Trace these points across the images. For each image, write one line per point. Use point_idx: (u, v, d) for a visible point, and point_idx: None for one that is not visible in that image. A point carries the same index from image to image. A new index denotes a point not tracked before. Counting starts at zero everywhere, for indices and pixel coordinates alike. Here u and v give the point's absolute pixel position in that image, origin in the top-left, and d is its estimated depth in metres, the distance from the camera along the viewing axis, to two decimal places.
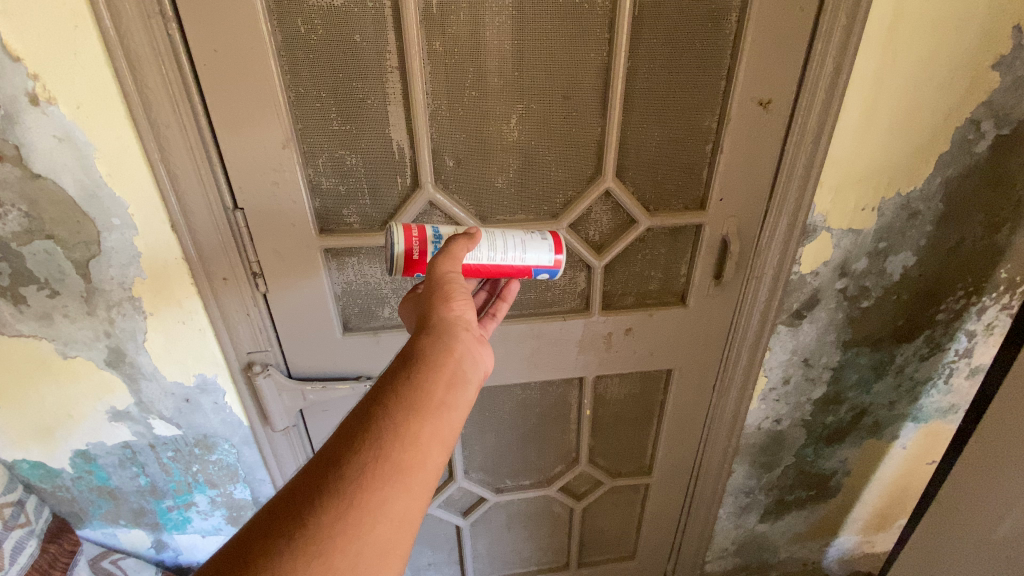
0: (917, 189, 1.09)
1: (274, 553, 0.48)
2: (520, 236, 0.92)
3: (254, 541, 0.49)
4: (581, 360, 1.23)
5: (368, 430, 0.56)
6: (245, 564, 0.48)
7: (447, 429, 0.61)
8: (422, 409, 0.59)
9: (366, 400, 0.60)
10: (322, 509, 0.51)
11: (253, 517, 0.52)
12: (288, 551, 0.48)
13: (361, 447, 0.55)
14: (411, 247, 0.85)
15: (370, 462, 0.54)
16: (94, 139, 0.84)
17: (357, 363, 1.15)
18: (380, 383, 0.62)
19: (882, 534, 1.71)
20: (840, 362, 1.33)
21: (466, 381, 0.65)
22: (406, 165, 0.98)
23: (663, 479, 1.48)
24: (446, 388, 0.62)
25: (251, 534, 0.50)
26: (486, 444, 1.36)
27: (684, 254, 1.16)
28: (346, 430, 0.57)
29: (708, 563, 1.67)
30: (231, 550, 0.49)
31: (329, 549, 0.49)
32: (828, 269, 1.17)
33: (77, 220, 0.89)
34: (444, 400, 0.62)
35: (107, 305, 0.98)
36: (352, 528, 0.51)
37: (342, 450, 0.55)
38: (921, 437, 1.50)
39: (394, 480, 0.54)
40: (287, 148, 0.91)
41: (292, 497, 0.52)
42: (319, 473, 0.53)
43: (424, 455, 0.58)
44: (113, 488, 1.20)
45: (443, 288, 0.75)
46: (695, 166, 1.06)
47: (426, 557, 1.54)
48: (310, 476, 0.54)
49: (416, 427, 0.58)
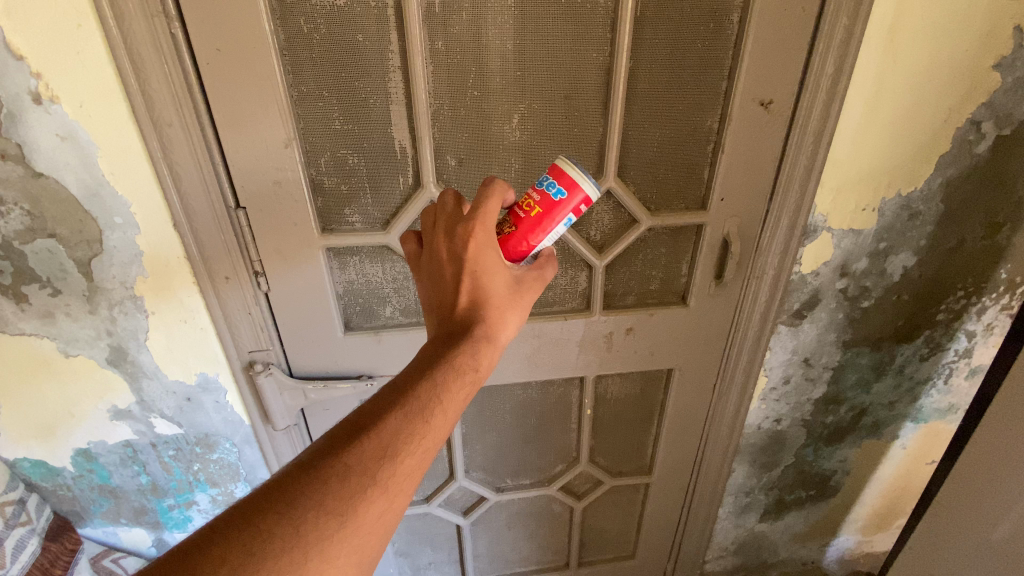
0: (917, 190, 1.09)
1: (323, 530, 0.53)
2: None
3: (304, 510, 0.53)
4: (582, 360, 1.23)
5: (425, 436, 0.60)
6: (295, 532, 0.52)
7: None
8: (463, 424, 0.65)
9: (421, 395, 0.63)
10: (370, 502, 0.55)
11: (299, 481, 0.55)
12: (334, 533, 0.53)
13: (415, 449, 0.59)
14: (579, 201, 0.77)
15: (416, 466, 0.59)
16: (97, 138, 0.84)
17: (358, 362, 1.15)
18: (437, 379, 0.65)
19: (882, 533, 1.72)
20: (840, 362, 1.33)
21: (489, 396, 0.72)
22: (407, 164, 0.98)
23: (663, 479, 1.48)
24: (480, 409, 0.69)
25: (300, 499, 0.53)
26: (487, 443, 1.36)
27: (684, 254, 1.17)
28: (403, 424, 0.60)
29: (708, 562, 1.67)
30: (283, 513, 0.52)
31: (366, 540, 0.55)
32: (828, 270, 1.18)
33: (79, 219, 0.89)
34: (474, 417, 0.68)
35: (109, 303, 0.98)
36: (386, 524, 0.57)
37: (395, 445, 0.58)
38: (921, 437, 1.50)
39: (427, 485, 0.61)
40: (289, 147, 0.91)
41: (346, 477, 0.55)
42: (373, 464, 0.57)
43: None
44: (114, 487, 1.21)
45: (512, 299, 0.76)
46: (696, 166, 1.06)
47: (426, 556, 1.54)
48: (365, 462, 0.57)
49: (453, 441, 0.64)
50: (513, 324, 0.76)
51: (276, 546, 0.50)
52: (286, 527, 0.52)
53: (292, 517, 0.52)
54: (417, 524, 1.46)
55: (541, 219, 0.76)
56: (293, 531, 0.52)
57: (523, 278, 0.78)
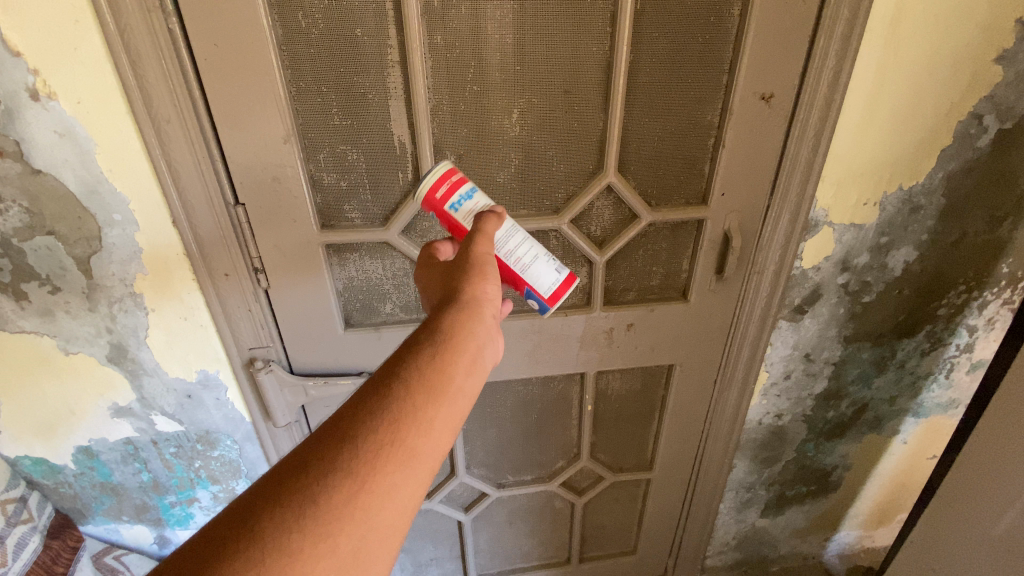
0: (918, 184, 1.09)
1: (282, 524, 0.49)
2: (541, 249, 0.86)
3: (262, 506, 0.50)
4: (583, 356, 1.23)
5: (387, 412, 0.56)
6: (253, 529, 0.48)
7: (459, 418, 0.61)
8: (441, 394, 0.59)
9: (385, 373, 0.60)
10: (332, 489, 0.51)
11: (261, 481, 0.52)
12: (294, 526, 0.49)
13: (378, 426, 0.55)
14: (438, 189, 0.83)
15: (384, 445, 0.54)
16: (95, 135, 0.83)
17: (358, 359, 1.15)
18: (402, 357, 0.62)
19: (882, 528, 1.72)
20: (841, 356, 1.33)
21: (483, 369, 0.66)
22: (407, 160, 0.98)
23: (663, 474, 1.49)
24: (466, 374, 0.62)
25: (260, 496, 0.51)
26: (488, 440, 1.36)
27: (685, 249, 1.16)
28: (362, 403, 0.57)
29: (708, 558, 1.67)
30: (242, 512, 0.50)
31: (333, 531, 0.50)
32: (829, 265, 1.17)
33: (78, 216, 0.89)
34: (462, 386, 0.61)
35: (108, 301, 0.98)
36: (360, 512, 0.52)
37: (355, 426, 0.55)
38: (921, 432, 1.50)
39: (404, 466, 0.55)
40: (287, 143, 0.91)
41: (304, 467, 0.52)
42: (332, 448, 0.53)
43: (435, 441, 0.58)
44: (115, 484, 1.21)
45: (475, 267, 0.74)
46: (696, 161, 1.06)
47: (427, 552, 1.54)
48: (324, 447, 0.54)
49: (431, 413, 0.58)
50: (487, 290, 0.72)
51: (233, 549, 0.47)
52: (242, 529, 0.48)
53: (251, 514, 0.49)
54: (418, 520, 1.46)
55: (452, 224, 0.84)
56: (250, 530, 0.48)
57: (482, 248, 0.76)
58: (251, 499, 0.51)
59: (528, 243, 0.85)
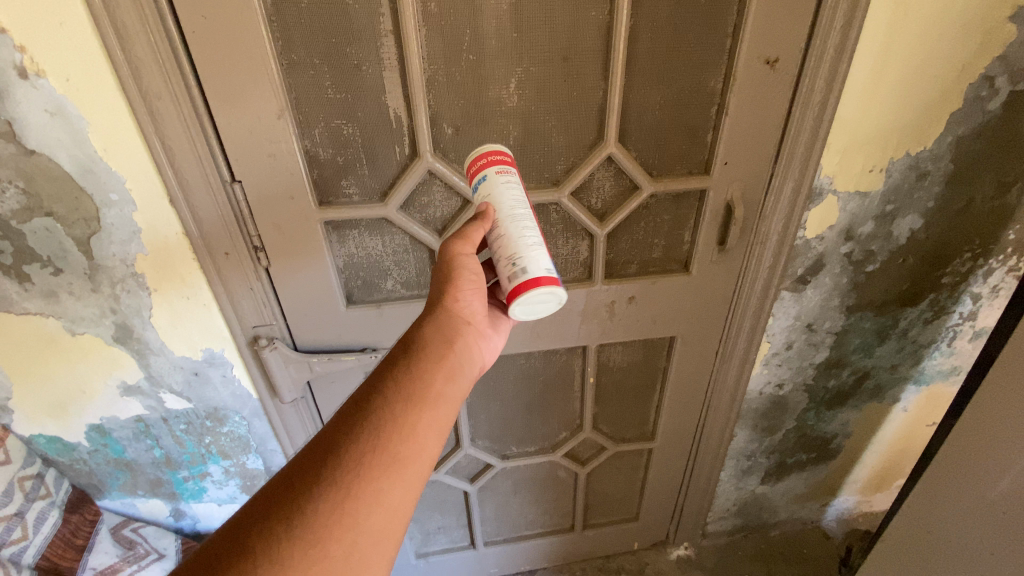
0: (927, 150, 1.07)
1: (274, 536, 0.54)
2: (507, 250, 0.80)
3: (256, 522, 0.55)
4: (585, 329, 1.23)
5: (370, 421, 0.63)
6: (246, 542, 0.53)
7: (441, 423, 0.68)
8: (419, 402, 0.66)
9: (366, 390, 0.67)
10: (320, 496, 0.57)
11: (254, 499, 0.58)
12: (287, 535, 0.54)
13: (360, 436, 0.62)
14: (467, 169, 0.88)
15: (369, 452, 0.61)
16: (87, 114, 0.82)
17: (362, 335, 1.16)
18: (383, 374, 0.69)
19: (881, 494, 1.75)
20: (843, 327, 1.33)
21: (462, 374, 0.74)
22: (404, 134, 0.96)
23: (666, 444, 1.51)
24: (444, 381, 0.70)
25: (254, 512, 0.56)
26: (492, 413, 1.38)
27: (688, 220, 1.15)
28: (346, 418, 0.64)
29: (709, 523, 1.71)
30: (236, 528, 0.55)
31: (323, 538, 0.55)
32: (833, 234, 1.16)
33: (75, 197, 0.89)
34: (440, 392, 0.69)
35: (111, 282, 0.98)
36: (349, 518, 0.57)
37: (339, 441, 0.61)
38: (922, 399, 1.51)
39: (389, 471, 0.61)
40: (282, 118, 0.89)
41: (293, 480, 0.58)
42: (320, 461, 0.59)
43: (419, 445, 0.64)
44: (129, 460, 1.24)
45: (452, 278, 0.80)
46: (699, 130, 1.04)
47: (435, 520, 1.59)
48: (312, 460, 0.60)
49: (412, 419, 0.65)
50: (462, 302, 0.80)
51: (228, 562, 0.51)
52: (238, 542, 0.53)
53: (246, 530, 0.54)
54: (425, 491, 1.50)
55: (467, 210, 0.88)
56: (244, 544, 0.53)
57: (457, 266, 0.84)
58: (243, 518, 0.56)
59: (502, 239, 0.81)
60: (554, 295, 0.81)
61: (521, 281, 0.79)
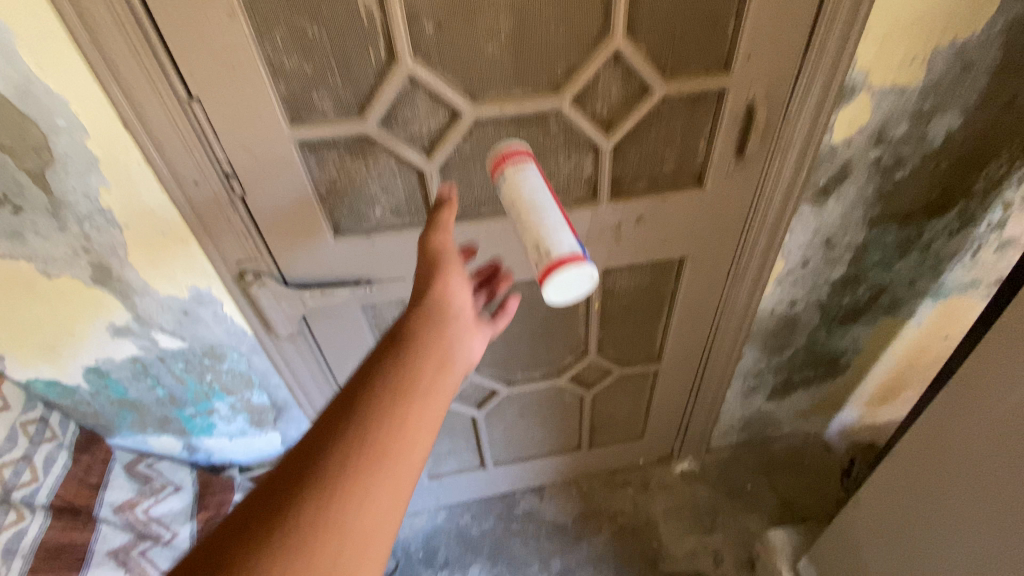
0: (982, 32, 0.92)
1: (261, 545, 0.53)
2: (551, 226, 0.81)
3: (242, 531, 0.55)
4: (590, 252, 1.16)
5: (358, 421, 0.62)
6: (233, 553, 0.53)
7: (433, 421, 0.67)
8: (406, 396, 0.65)
9: (353, 386, 0.67)
10: (305, 501, 0.56)
11: (240, 507, 0.57)
12: (276, 540, 0.54)
13: (346, 437, 0.61)
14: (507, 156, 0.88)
15: (356, 454, 0.60)
16: (10, 24, 0.71)
17: (355, 267, 1.07)
18: (369, 371, 0.68)
19: (886, 408, 1.76)
20: (864, 240, 1.25)
21: (451, 367, 0.72)
22: (378, 33, 0.83)
23: (672, 365, 1.49)
24: (433, 376, 0.69)
25: (241, 521, 0.56)
26: (496, 341, 1.36)
27: (704, 128, 1.03)
28: (333, 418, 0.63)
29: (714, 439, 1.75)
30: (222, 538, 0.54)
31: (310, 542, 0.55)
32: (863, 137, 1.05)
33: (17, 123, 0.79)
34: (428, 386, 0.68)
35: (77, 219, 0.91)
36: (337, 520, 0.57)
37: (326, 444, 0.60)
38: (938, 313, 1.47)
39: (378, 471, 0.60)
40: (233, 18, 0.76)
41: (280, 485, 0.58)
42: (307, 466, 0.59)
43: (409, 442, 0.64)
44: (133, 400, 1.23)
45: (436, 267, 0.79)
46: (720, 17, 0.89)
47: (445, 444, 1.62)
48: (298, 465, 0.59)
49: (400, 416, 0.64)
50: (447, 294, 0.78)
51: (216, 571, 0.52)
52: (226, 552, 0.53)
53: (233, 541, 0.54)
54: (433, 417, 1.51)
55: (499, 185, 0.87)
56: (232, 553, 0.53)
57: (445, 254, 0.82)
58: (231, 524, 0.56)
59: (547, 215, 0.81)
60: (588, 276, 0.81)
61: (563, 255, 0.79)
